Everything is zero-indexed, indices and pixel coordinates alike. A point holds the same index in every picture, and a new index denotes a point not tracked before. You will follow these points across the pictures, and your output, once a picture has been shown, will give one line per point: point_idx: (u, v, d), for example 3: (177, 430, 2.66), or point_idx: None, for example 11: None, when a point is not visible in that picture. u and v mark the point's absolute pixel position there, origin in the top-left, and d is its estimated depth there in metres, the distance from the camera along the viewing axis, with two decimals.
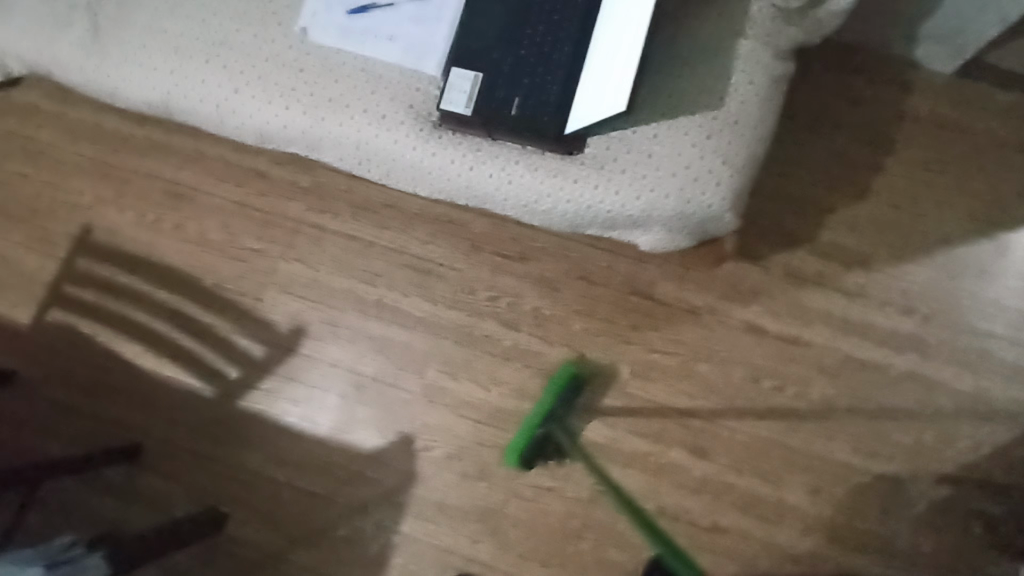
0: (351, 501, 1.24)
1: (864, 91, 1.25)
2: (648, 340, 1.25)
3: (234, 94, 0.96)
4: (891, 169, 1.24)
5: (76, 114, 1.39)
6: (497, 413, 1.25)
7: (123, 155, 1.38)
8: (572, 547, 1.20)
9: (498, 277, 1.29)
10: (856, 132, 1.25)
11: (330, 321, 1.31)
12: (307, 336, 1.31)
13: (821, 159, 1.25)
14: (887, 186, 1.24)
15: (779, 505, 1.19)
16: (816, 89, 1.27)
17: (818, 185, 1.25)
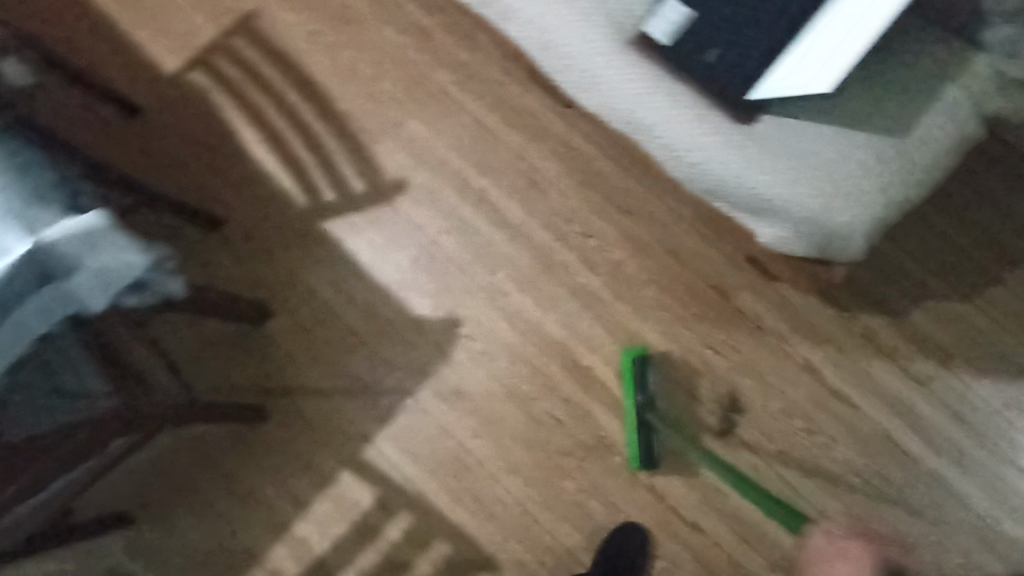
0: (382, 351, 1.29)
1: (1017, 203, 1.24)
2: (707, 334, 1.27)
3: None
4: (1007, 285, 1.23)
5: None
6: (543, 336, 1.29)
7: None
8: (556, 482, 1.24)
9: (596, 218, 1.32)
10: (991, 236, 1.24)
11: (430, 189, 1.35)
12: (404, 192, 1.35)
13: (945, 245, 1.25)
14: (996, 298, 1.23)
15: (761, 535, 1.20)
16: (971, 179, 1.26)
17: (930, 267, 1.25)
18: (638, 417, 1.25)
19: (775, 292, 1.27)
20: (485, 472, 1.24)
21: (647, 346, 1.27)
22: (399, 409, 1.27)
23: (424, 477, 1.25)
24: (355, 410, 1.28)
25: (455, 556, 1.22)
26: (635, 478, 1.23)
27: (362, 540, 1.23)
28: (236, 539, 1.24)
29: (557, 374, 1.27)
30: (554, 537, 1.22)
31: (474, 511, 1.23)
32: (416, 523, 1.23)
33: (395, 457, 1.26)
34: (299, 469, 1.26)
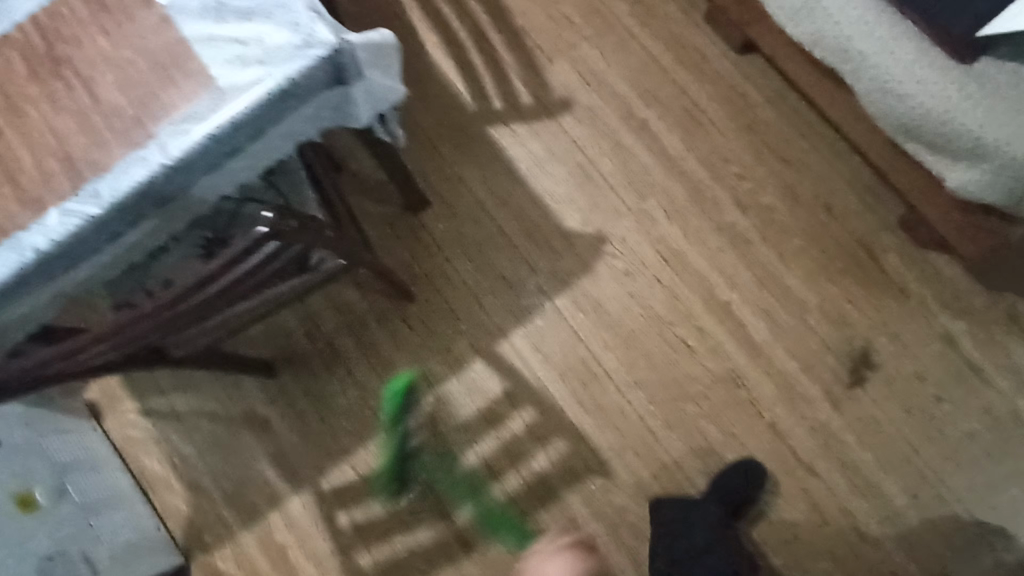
0: (529, 255, 1.35)
1: None
2: (848, 290, 1.29)
3: None
4: None
5: None
6: (685, 266, 1.33)
7: None
8: (679, 405, 1.28)
9: (753, 163, 1.36)
10: None
11: (595, 111, 1.40)
12: (570, 111, 1.40)
13: None
14: None
15: (875, 488, 1.22)
16: None
17: None
18: (767, 357, 1.28)
19: (921, 261, 1.29)
20: (612, 383, 1.29)
21: (787, 292, 1.30)
22: (537, 311, 1.33)
23: (553, 378, 1.30)
24: (495, 305, 1.34)
25: (573, 456, 1.27)
26: (757, 413, 1.27)
27: (487, 426, 1.30)
28: (369, 404, 1.32)
29: (694, 304, 1.31)
30: (669, 456, 1.26)
31: (596, 417, 1.29)
32: (539, 419, 1.29)
33: (528, 355, 1.31)
34: (436, 350, 1.33)
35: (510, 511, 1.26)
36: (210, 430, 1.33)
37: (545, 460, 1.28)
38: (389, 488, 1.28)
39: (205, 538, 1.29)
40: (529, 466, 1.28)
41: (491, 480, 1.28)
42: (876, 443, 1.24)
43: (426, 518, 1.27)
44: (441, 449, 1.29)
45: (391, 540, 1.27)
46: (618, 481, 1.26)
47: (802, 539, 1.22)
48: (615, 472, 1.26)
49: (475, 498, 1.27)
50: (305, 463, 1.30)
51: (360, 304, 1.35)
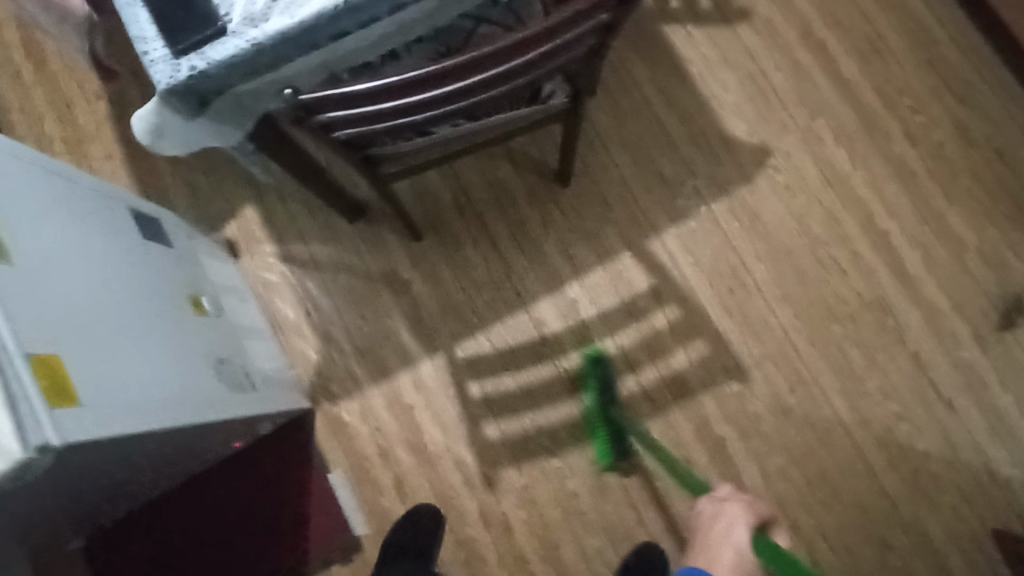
0: (690, 156, 1.33)
1: None
2: (1009, 234, 1.28)
3: None
4: None
5: None
6: (847, 189, 1.31)
7: None
8: (824, 324, 1.27)
9: (929, 98, 1.34)
10: None
11: (774, 24, 1.38)
12: (747, 21, 1.38)
13: None
14: None
15: (1013, 429, 1.23)
16: None
17: None
18: (919, 289, 1.28)
19: None
20: (760, 294, 1.28)
21: (946, 228, 1.29)
22: (692, 214, 1.31)
23: (700, 280, 1.29)
24: (651, 202, 1.32)
25: (712, 359, 1.27)
26: (903, 341, 1.26)
27: (629, 318, 1.28)
28: (511, 280, 1.30)
29: (852, 227, 1.30)
30: (811, 370, 1.26)
31: (742, 323, 1.28)
32: (683, 318, 1.28)
33: (678, 255, 1.30)
34: (586, 237, 1.31)
35: (643, 402, 1.25)
36: (347, 284, 1.30)
37: (684, 358, 1.27)
38: (524, 364, 1.27)
39: (332, 389, 1.27)
40: (668, 362, 1.27)
41: (626, 371, 1.27)
42: (1018, 388, 1.24)
43: (557, 399, 1.26)
44: (580, 334, 1.28)
45: (518, 415, 1.26)
46: (756, 388, 1.26)
47: (932, 469, 1.22)
48: (753, 379, 1.26)
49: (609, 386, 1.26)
50: (441, 328, 1.29)
51: (512, 182, 1.32)
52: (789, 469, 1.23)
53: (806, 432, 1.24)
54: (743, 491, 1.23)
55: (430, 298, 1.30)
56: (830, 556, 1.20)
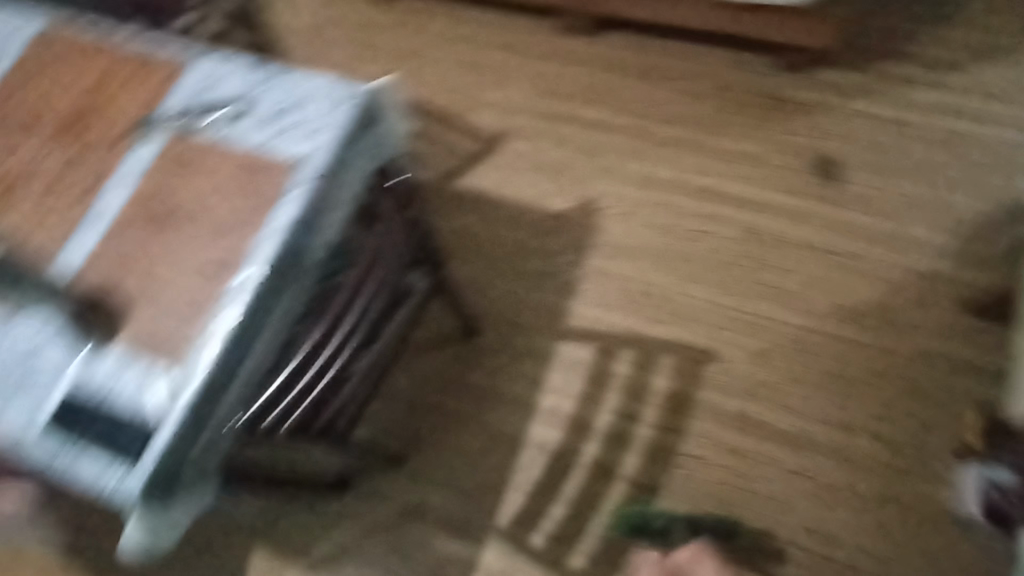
0: (547, 244, 1.58)
1: None
2: (778, 128, 1.60)
3: None
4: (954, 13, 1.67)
5: (354, 20, 2.04)
6: (660, 186, 1.59)
7: (381, 39, 1.98)
8: (729, 274, 1.47)
9: (655, 94, 1.70)
10: None
11: (526, 128, 1.73)
12: (508, 139, 1.72)
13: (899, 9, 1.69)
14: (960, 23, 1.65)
15: (904, 236, 1.44)
16: None
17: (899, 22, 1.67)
18: (762, 203, 1.53)
19: (809, 85, 1.63)
20: (671, 294, 1.47)
21: (739, 159, 1.59)
22: (580, 282, 1.52)
23: (625, 316, 1.47)
24: (546, 297, 1.51)
25: (683, 364, 1.40)
26: (785, 245, 1.48)
27: (602, 384, 1.41)
28: (498, 432, 1.39)
29: (685, 205, 1.56)
30: (751, 313, 1.42)
31: (678, 322, 1.44)
32: (637, 354, 1.43)
33: (595, 315, 1.48)
34: (524, 355, 1.45)
35: (666, 436, 1.34)
36: (379, 543, 1.33)
37: (664, 380, 1.39)
38: (559, 486, 1.33)
39: None
40: (656, 392, 1.38)
41: (634, 424, 1.36)
42: (879, 212, 1.47)
43: (605, 490, 1.31)
44: (580, 427, 1.37)
45: (589, 529, 1.29)
46: (729, 357, 1.39)
47: (889, 306, 1.38)
48: (721, 352, 1.40)
49: (632, 446, 1.34)
50: (476, 514, 1.33)
51: (439, 363, 1.48)
52: (805, 391, 1.34)
53: (790, 355, 1.37)
54: (791, 436, 1.31)
55: (451, 498, 1.35)
56: (890, 427, 1.29)
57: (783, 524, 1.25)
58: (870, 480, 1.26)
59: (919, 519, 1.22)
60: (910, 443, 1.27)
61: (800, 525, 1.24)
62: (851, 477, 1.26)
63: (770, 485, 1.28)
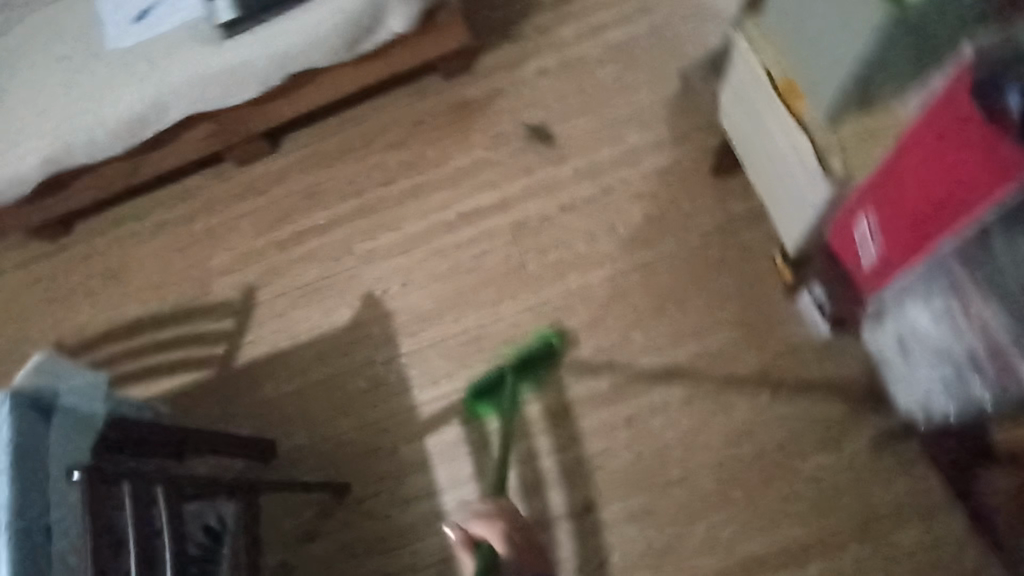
0: (357, 358, 1.47)
1: None
2: (480, 127, 1.62)
3: (99, 108, 1.36)
4: None
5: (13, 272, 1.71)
6: (420, 240, 1.55)
7: (57, 273, 1.69)
8: (524, 273, 1.46)
9: (361, 163, 1.64)
10: None
11: (269, 268, 1.60)
12: (258, 289, 1.58)
13: None
14: None
15: (631, 149, 1.51)
16: None
17: None
18: (509, 196, 1.54)
19: (481, 76, 1.66)
20: (491, 326, 1.42)
21: (469, 174, 1.59)
22: (409, 371, 1.43)
23: (465, 372, 1.40)
24: (387, 407, 1.41)
25: (540, 378, 1.35)
26: (552, 218, 1.49)
27: (487, 447, 1.33)
28: (428, 560, 1.29)
29: (452, 242, 1.53)
30: (564, 294, 1.41)
31: (513, 346, 1.40)
32: (498, 399, 1.36)
33: (441, 391, 1.40)
34: (402, 476, 1.34)
35: (568, 451, 1.29)
36: None
37: (535, 403, 1.34)
38: None
39: None
40: (535, 420, 1.32)
41: (536, 462, 1.29)
42: (603, 142, 1.53)
43: (551, 540, 1.24)
44: (493, 501, 1.28)
45: None
46: (572, 344, 1.37)
47: (658, 211, 1.43)
48: (564, 345, 1.37)
49: (547, 483, 1.27)
50: None
51: (332, 541, 1.33)
52: (647, 326, 1.35)
53: (615, 304, 1.38)
54: (664, 373, 1.31)
55: None
56: (730, 308, 1.32)
57: (708, 452, 1.25)
58: (742, 361, 1.29)
59: (798, 368, 1.27)
60: (751, 310, 1.32)
61: (720, 443, 1.25)
62: (728, 371, 1.29)
63: (676, 427, 1.27)
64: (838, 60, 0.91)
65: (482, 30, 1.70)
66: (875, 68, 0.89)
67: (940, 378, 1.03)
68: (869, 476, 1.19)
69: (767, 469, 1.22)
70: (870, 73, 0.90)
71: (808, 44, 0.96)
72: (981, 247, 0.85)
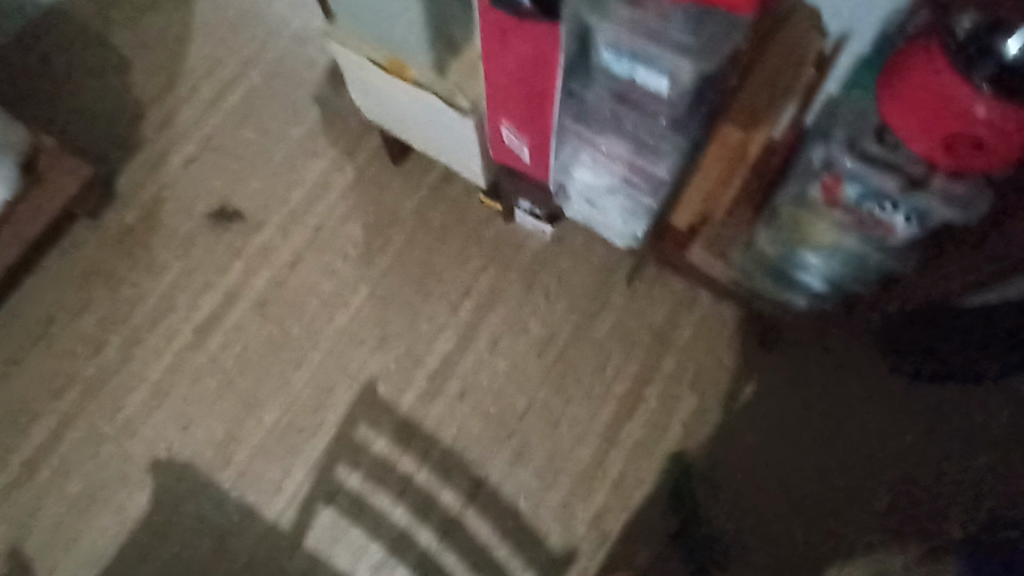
0: (185, 526, 1.31)
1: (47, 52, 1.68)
2: (160, 242, 1.52)
3: None
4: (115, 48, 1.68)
5: None
6: (172, 378, 1.41)
7: None
8: (292, 339, 1.43)
9: (58, 346, 1.44)
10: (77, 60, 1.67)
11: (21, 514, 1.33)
12: (23, 542, 1.31)
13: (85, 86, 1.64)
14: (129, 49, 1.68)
15: (315, 181, 1.55)
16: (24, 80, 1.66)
17: (102, 93, 1.64)
18: (232, 284, 1.48)
19: (130, 199, 1.55)
20: (296, 405, 1.38)
21: (179, 289, 1.48)
22: (247, 498, 1.32)
23: (299, 460, 1.34)
24: (249, 543, 1.30)
25: (368, 413, 1.36)
26: (286, 278, 1.48)
27: (363, 505, 1.30)
28: None
29: (205, 359, 1.42)
30: (339, 333, 1.42)
31: (327, 406, 1.37)
32: (345, 458, 1.34)
33: (289, 492, 1.32)
34: None
35: (431, 453, 1.33)
36: None
37: (378, 438, 1.35)
38: None
39: None
40: (387, 451, 1.34)
41: (413, 481, 1.31)
42: (286, 190, 1.54)
43: (464, 533, 1.28)
44: (398, 542, 1.28)
45: (501, 559, 1.27)
46: (376, 369, 1.39)
47: (371, 217, 1.51)
48: (369, 374, 1.39)
49: (433, 490, 1.31)
50: None
51: None
52: (424, 311, 1.43)
53: (387, 312, 1.43)
54: (462, 338, 1.41)
55: None
56: (475, 256, 1.46)
57: (534, 371, 1.38)
58: (510, 288, 1.44)
59: (549, 265, 1.45)
60: (490, 247, 1.47)
61: (536, 358, 1.39)
62: (506, 303, 1.43)
63: (498, 371, 1.38)
64: (409, 28, 0.92)
65: (101, 158, 1.59)
66: (442, 21, 0.92)
67: (621, 208, 1.04)
68: (643, 306, 1.41)
69: (582, 350, 1.39)
70: (442, 24, 0.92)
71: (378, 22, 0.95)
72: (575, 83, 0.81)
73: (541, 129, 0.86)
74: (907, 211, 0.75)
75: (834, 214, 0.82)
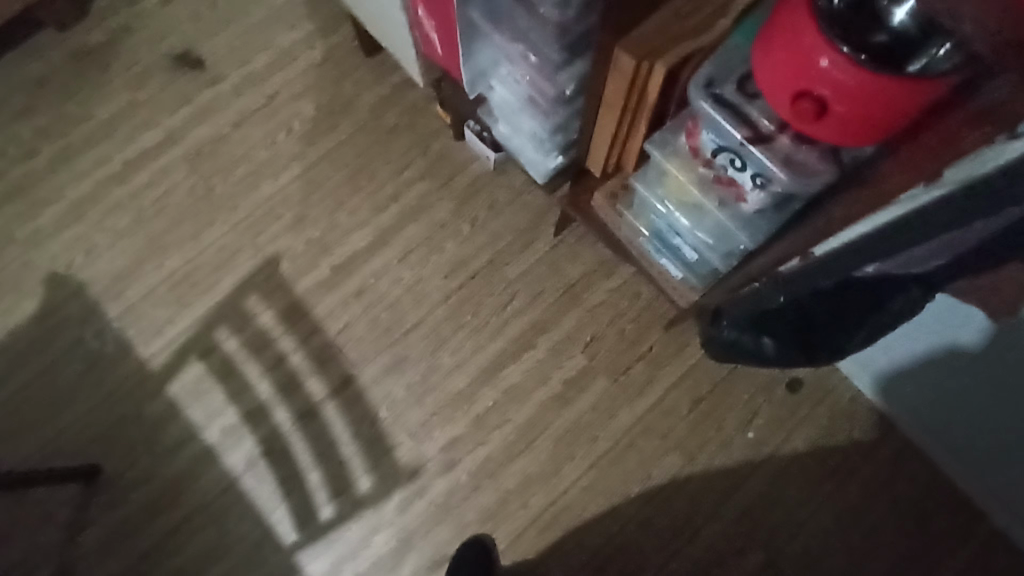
0: (61, 341, 1.33)
1: None
2: (118, 70, 1.51)
3: None
4: None
5: None
6: (89, 201, 1.42)
7: None
8: (214, 198, 1.42)
9: None
10: None
11: None
12: None
13: None
14: None
15: (283, 50, 1.52)
16: None
17: None
18: (173, 128, 1.47)
19: (100, 20, 1.54)
20: (199, 259, 1.38)
21: (122, 119, 1.47)
22: (126, 332, 1.34)
23: (186, 311, 1.35)
24: (117, 373, 1.32)
25: (264, 285, 1.37)
26: (226, 137, 1.46)
27: (233, 370, 1.32)
28: (206, 500, 1.26)
29: (126, 193, 1.43)
30: (260, 203, 1.42)
31: (228, 269, 1.38)
32: (229, 321, 1.34)
33: (168, 337, 1.34)
34: (158, 428, 1.29)
35: (312, 340, 1.34)
36: None
37: (265, 311, 1.35)
38: (293, 460, 1.28)
39: None
40: (271, 326, 1.34)
41: (287, 361, 1.32)
42: (251, 52, 1.52)
43: (321, 421, 1.29)
44: (255, 413, 1.30)
45: (346, 457, 1.28)
46: (286, 247, 1.39)
47: (326, 101, 1.48)
48: (277, 250, 1.39)
49: (302, 374, 1.32)
50: (272, 558, 1.23)
51: (106, 523, 1.24)
52: (349, 205, 1.42)
53: (312, 197, 1.42)
54: (376, 240, 1.39)
55: None
56: (413, 165, 1.44)
57: (434, 291, 1.36)
58: (439, 205, 1.41)
59: (483, 193, 1.42)
60: (432, 159, 1.44)
61: (442, 279, 1.37)
62: (430, 218, 1.41)
63: (400, 281, 1.37)
64: None
65: None
66: None
67: (528, 134, 1.00)
68: (563, 259, 1.38)
69: (488, 284, 1.37)
70: None
71: None
72: None
73: (442, 9, 0.85)
74: (755, 172, 0.67)
75: (694, 164, 0.74)
